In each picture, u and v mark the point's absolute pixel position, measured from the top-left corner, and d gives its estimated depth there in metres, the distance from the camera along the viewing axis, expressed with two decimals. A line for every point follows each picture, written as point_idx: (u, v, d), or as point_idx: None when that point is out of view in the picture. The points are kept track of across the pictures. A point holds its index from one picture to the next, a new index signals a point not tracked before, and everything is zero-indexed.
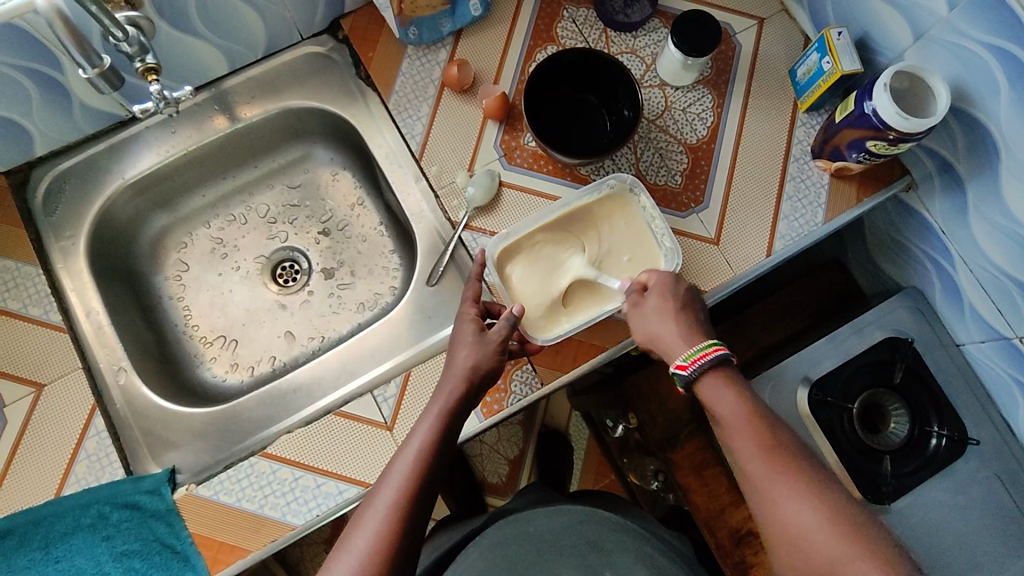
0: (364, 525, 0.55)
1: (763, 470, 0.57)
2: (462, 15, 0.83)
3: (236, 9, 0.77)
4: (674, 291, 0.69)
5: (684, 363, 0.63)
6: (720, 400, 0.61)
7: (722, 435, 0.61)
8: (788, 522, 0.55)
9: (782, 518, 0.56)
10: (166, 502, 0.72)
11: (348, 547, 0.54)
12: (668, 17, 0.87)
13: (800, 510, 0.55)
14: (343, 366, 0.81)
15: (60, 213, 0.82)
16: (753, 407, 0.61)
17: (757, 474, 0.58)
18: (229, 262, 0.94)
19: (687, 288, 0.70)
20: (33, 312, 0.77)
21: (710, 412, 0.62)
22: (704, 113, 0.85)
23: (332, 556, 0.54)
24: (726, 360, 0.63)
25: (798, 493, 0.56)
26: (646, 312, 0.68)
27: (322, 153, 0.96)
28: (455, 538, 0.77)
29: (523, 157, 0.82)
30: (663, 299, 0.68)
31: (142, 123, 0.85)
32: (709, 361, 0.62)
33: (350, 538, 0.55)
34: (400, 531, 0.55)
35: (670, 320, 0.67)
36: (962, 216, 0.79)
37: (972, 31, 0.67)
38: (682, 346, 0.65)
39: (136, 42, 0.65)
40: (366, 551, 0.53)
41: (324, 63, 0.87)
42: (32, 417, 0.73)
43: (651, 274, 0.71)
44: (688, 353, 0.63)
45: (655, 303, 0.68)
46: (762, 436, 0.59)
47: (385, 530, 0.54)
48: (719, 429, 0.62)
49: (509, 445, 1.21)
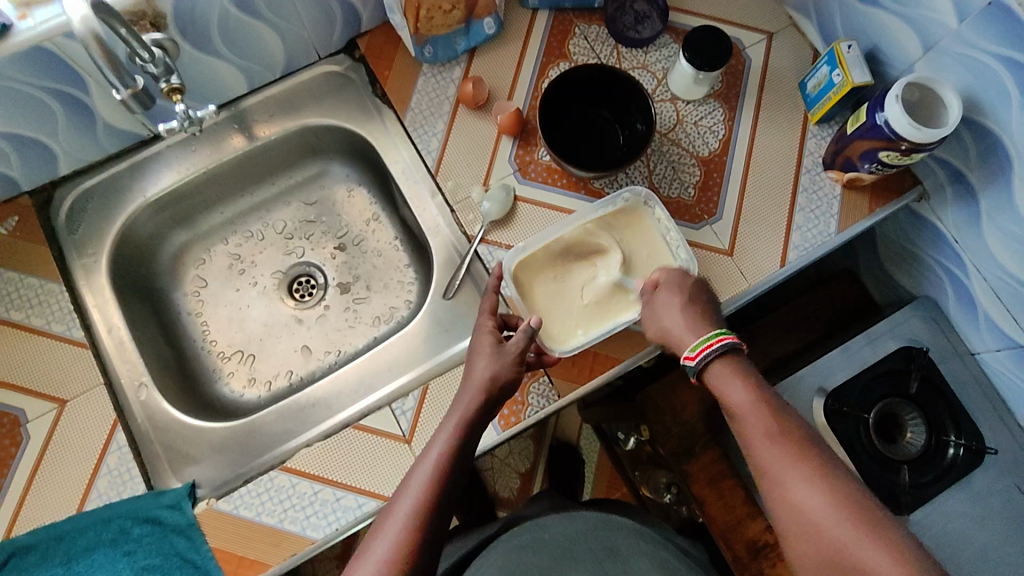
0: (383, 534, 0.55)
1: (774, 461, 0.58)
2: (477, 34, 0.85)
3: (258, 30, 0.78)
4: (682, 282, 0.72)
5: (693, 353, 0.65)
6: (732, 391, 0.62)
7: (735, 427, 0.62)
8: (801, 520, 0.55)
9: (798, 508, 0.55)
10: (187, 517, 0.72)
11: (367, 556, 0.54)
12: (678, 33, 0.89)
13: (814, 504, 0.55)
14: (360, 380, 0.82)
15: (83, 231, 0.83)
16: (762, 392, 0.62)
17: (771, 464, 0.58)
18: (247, 278, 0.95)
19: (695, 280, 0.72)
20: (56, 329, 0.78)
21: (722, 401, 0.64)
22: (716, 127, 0.86)
23: (353, 564, 0.54)
24: (735, 348, 0.65)
25: (811, 487, 0.56)
26: (657, 306, 0.71)
27: (338, 170, 0.97)
28: (465, 548, 0.76)
29: (538, 171, 0.83)
30: (674, 292, 0.71)
31: (163, 142, 0.86)
32: (715, 349, 0.64)
33: (371, 547, 0.55)
34: (420, 539, 0.55)
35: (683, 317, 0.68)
36: (976, 225, 0.79)
37: (983, 43, 0.68)
38: (692, 336, 0.67)
39: (162, 63, 0.67)
40: (386, 559, 0.53)
41: (341, 81, 0.89)
42: (55, 433, 0.74)
43: (663, 271, 0.73)
44: (695, 344, 0.66)
45: (663, 303, 0.70)
46: (772, 425, 0.60)
47: (404, 539, 0.54)
48: (731, 419, 0.63)
49: (520, 458, 1.20)
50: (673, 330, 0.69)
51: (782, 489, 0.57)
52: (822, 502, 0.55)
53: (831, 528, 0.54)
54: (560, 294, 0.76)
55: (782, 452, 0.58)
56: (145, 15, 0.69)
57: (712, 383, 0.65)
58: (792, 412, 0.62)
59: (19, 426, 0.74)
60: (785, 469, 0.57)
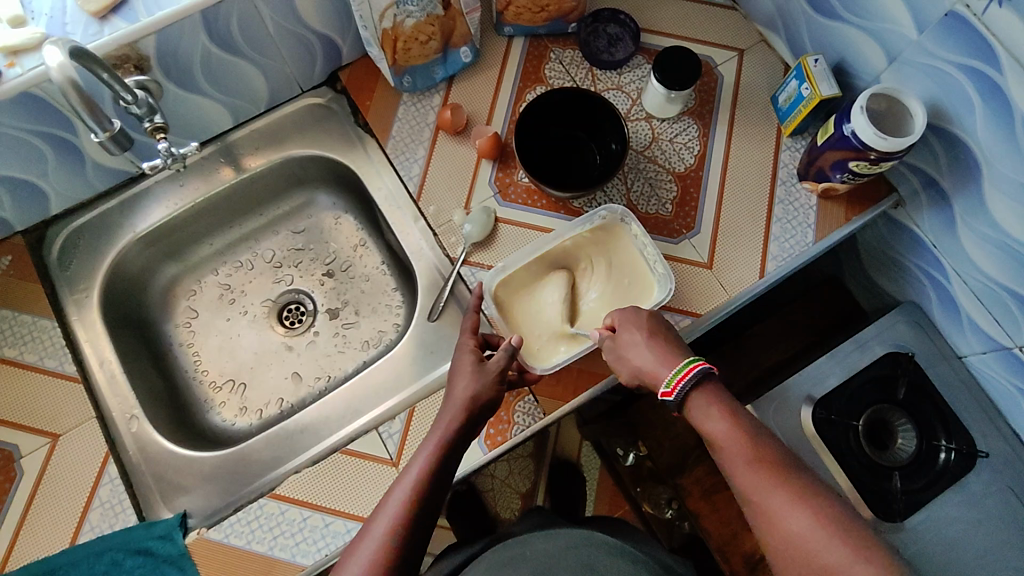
0: (361, 552, 0.56)
1: (753, 484, 0.59)
2: (454, 62, 0.87)
3: (239, 67, 0.81)
4: (641, 319, 0.71)
5: (668, 389, 0.65)
6: (705, 417, 0.63)
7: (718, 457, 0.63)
8: (788, 541, 0.57)
9: (782, 528, 0.57)
10: (178, 547, 0.73)
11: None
12: (650, 53, 0.91)
13: (797, 523, 0.56)
14: (348, 404, 0.83)
15: (74, 267, 0.85)
16: (741, 423, 0.62)
17: (750, 486, 0.59)
18: (237, 307, 0.97)
19: (653, 315, 0.72)
20: (49, 364, 0.79)
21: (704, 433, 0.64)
22: (691, 143, 0.88)
23: None
24: (709, 374, 0.65)
25: (794, 508, 0.57)
26: (622, 348, 0.70)
27: (325, 199, 0.99)
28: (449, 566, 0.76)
29: (517, 193, 0.85)
30: (634, 331, 0.70)
31: (152, 178, 0.89)
32: (688, 382, 0.64)
33: (347, 565, 0.56)
34: (395, 558, 0.56)
35: (651, 343, 0.69)
36: (952, 230, 0.80)
37: (944, 53, 0.69)
38: (664, 370, 0.67)
39: (145, 103, 0.69)
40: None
41: (324, 113, 0.91)
42: (48, 467, 0.75)
43: (616, 313, 0.73)
44: (669, 379, 0.65)
45: (628, 337, 0.70)
46: (751, 451, 0.60)
47: (380, 558, 0.56)
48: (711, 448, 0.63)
49: (521, 479, 1.09)
50: (643, 368, 0.68)
51: (764, 510, 0.58)
52: (807, 523, 0.56)
53: (816, 547, 0.55)
54: (536, 314, 0.78)
55: (761, 476, 0.59)
56: (129, 59, 0.71)
57: (693, 416, 0.64)
58: (766, 429, 0.63)
59: (14, 461, 0.76)
60: (764, 491, 0.58)
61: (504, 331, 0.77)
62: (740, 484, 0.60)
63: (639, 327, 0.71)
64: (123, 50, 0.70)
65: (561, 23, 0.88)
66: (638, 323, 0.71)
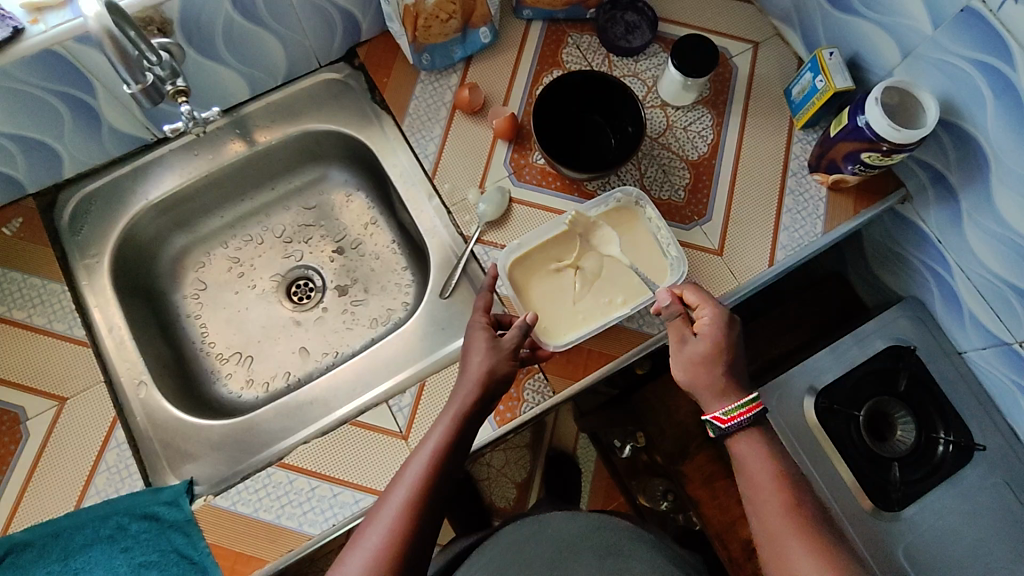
0: (379, 520, 0.58)
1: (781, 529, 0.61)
2: (473, 42, 0.87)
3: (259, 37, 0.81)
4: (724, 332, 0.68)
5: (726, 416, 0.66)
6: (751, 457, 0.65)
7: (746, 491, 0.65)
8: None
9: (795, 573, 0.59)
10: (185, 513, 0.73)
11: (359, 544, 0.57)
12: (667, 42, 0.92)
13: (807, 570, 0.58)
14: (358, 377, 0.83)
15: (85, 232, 0.85)
16: (783, 470, 0.64)
17: (773, 528, 0.61)
18: (246, 281, 0.97)
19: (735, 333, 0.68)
20: (57, 328, 0.79)
21: (742, 470, 0.65)
22: (705, 132, 0.89)
23: (347, 549, 0.57)
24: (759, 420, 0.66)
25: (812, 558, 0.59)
26: (687, 354, 0.68)
27: (337, 175, 0.99)
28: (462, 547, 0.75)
29: (532, 174, 0.85)
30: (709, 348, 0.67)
31: (167, 146, 0.89)
32: (748, 418, 0.65)
33: (365, 532, 0.57)
34: (412, 528, 0.57)
35: (715, 372, 0.67)
36: (957, 225, 0.81)
37: (958, 48, 0.71)
38: (727, 397, 0.67)
39: (169, 66, 0.69)
40: (377, 549, 0.56)
41: (341, 88, 0.91)
42: (54, 430, 0.75)
43: (703, 311, 0.69)
44: (731, 407, 0.66)
45: (704, 351, 0.67)
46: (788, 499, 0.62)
47: (397, 527, 0.57)
48: (744, 486, 0.65)
49: (517, 466, 1.15)
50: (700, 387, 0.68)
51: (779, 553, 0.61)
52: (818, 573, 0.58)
53: None
54: (553, 295, 0.79)
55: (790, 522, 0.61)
56: (152, 21, 0.71)
57: (735, 451, 0.66)
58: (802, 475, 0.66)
59: (20, 423, 0.75)
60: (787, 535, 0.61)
61: (608, 229, 0.81)
62: (764, 521, 0.62)
63: (713, 332, 0.68)
64: (147, 12, 0.70)
65: (580, 8, 0.89)
66: (714, 327, 0.68)
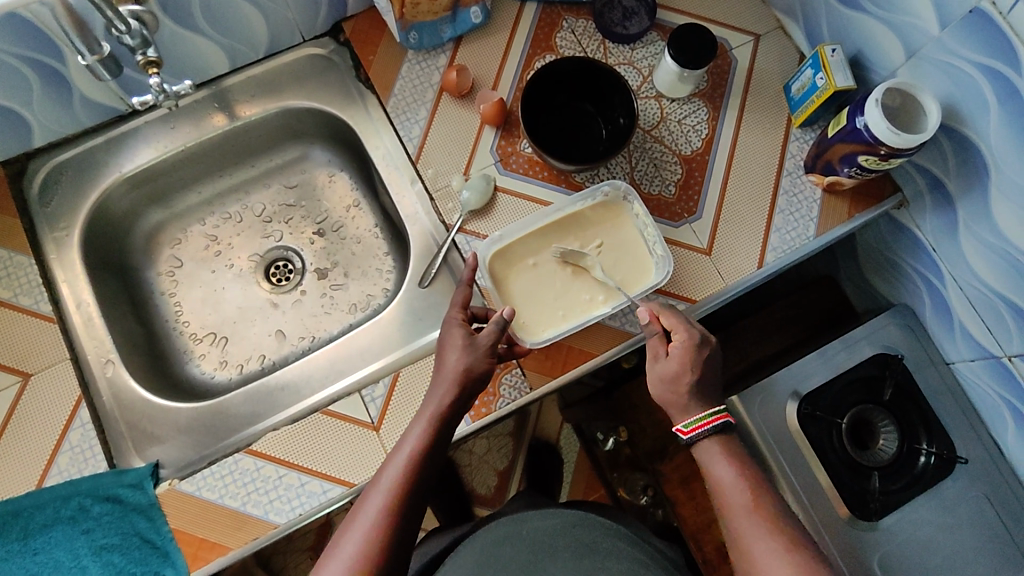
0: (355, 530, 0.56)
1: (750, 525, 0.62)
2: (462, 22, 0.84)
3: (239, 8, 0.77)
4: (693, 359, 0.68)
5: (686, 430, 0.67)
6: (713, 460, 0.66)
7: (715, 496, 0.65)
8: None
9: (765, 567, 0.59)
10: (148, 496, 0.71)
11: (336, 552, 0.55)
12: (665, 30, 0.89)
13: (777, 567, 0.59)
14: (331, 365, 0.81)
15: (55, 204, 0.82)
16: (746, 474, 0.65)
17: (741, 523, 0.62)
18: (223, 260, 0.94)
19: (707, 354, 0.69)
20: (23, 302, 0.77)
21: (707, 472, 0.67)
22: (699, 126, 0.86)
23: (324, 560, 0.56)
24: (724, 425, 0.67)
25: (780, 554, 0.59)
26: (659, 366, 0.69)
27: (320, 154, 0.96)
28: (442, 543, 0.75)
29: (519, 163, 0.83)
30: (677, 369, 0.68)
31: (142, 118, 0.86)
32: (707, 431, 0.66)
33: (342, 542, 0.56)
34: (390, 537, 0.56)
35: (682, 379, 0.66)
36: (953, 234, 0.79)
37: (963, 50, 0.68)
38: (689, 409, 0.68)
39: (139, 35, 0.66)
40: (355, 558, 0.54)
41: (325, 64, 0.88)
42: (16, 407, 0.73)
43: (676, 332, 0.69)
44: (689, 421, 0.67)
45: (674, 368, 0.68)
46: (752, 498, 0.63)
47: (374, 536, 0.56)
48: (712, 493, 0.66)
49: (499, 457, 1.10)
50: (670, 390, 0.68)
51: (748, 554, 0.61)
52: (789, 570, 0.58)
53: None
54: (536, 290, 0.77)
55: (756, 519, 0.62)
56: None
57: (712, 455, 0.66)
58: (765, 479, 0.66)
59: None
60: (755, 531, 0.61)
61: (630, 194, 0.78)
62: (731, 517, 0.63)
63: (683, 358, 0.68)
64: None
65: None
66: (685, 354, 0.68)
